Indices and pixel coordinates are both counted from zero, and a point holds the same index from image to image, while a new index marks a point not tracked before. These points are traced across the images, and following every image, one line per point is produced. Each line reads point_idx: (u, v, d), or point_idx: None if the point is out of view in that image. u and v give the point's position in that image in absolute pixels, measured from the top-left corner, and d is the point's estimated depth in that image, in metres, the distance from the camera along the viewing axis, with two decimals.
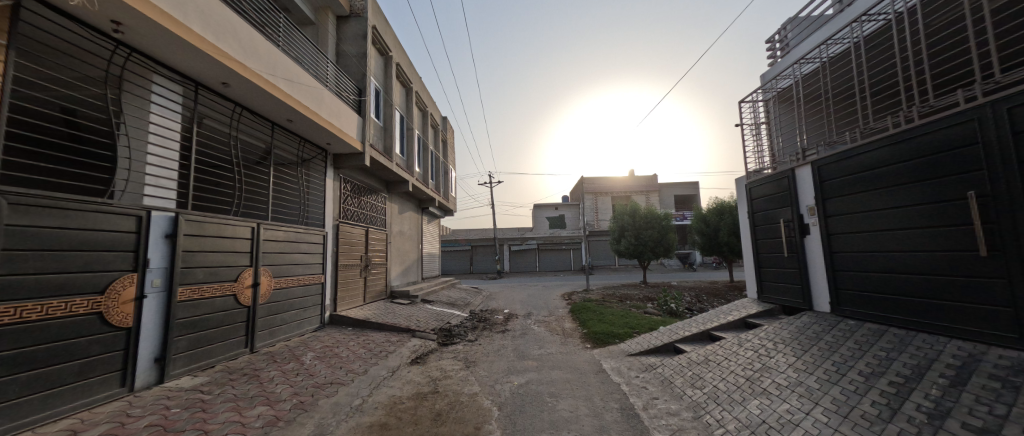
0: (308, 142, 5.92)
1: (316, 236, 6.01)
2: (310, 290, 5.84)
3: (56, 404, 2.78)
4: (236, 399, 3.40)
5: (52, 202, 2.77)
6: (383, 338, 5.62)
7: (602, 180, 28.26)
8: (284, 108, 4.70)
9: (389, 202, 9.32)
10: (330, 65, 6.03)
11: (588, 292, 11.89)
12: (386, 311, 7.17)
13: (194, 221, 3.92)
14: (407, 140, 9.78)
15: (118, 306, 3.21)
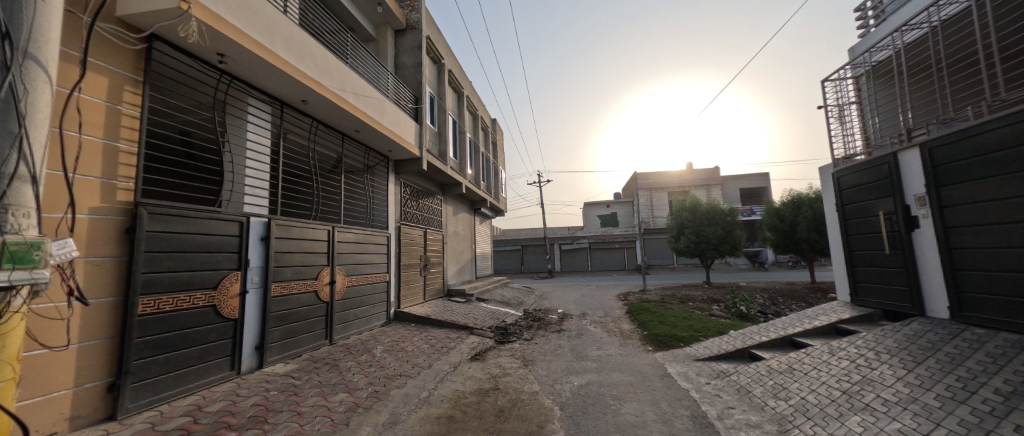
0: (373, 150, 6.38)
1: (381, 237, 6.46)
2: (377, 288, 6.28)
3: (184, 383, 3.30)
4: (321, 385, 3.77)
5: (177, 212, 3.28)
6: (444, 334, 5.87)
7: (656, 175, 26.94)
8: (353, 120, 5.12)
9: (444, 204, 9.71)
10: (390, 76, 6.43)
11: (645, 293, 11.39)
12: (444, 308, 7.49)
13: (283, 226, 4.41)
14: (459, 143, 10.14)
15: (227, 300, 3.71)
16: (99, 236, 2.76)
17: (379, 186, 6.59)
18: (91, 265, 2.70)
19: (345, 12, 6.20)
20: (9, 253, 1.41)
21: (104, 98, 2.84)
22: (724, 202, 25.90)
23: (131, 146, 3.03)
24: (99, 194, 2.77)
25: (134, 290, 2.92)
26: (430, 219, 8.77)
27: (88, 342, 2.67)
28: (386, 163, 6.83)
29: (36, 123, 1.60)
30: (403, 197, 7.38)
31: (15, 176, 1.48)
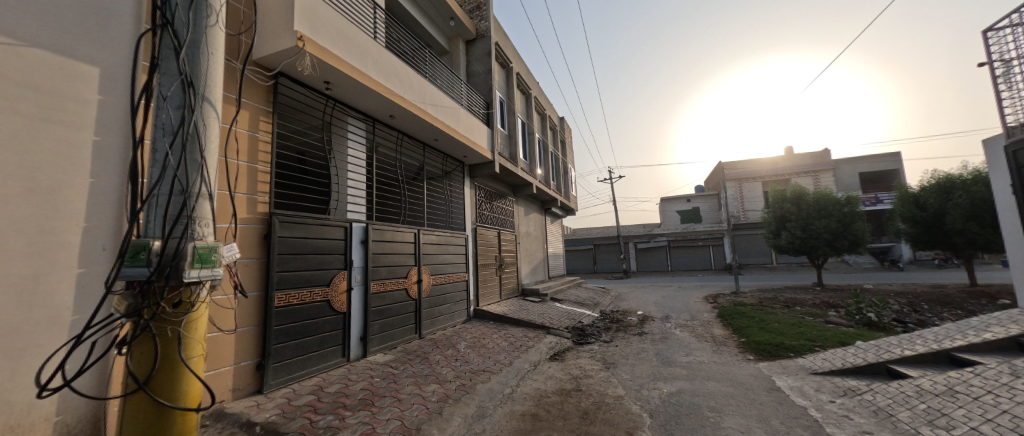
0: (450, 157, 6.82)
1: (459, 238, 6.84)
2: (458, 286, 6.67)
3: (309, 366, 3.89)
4: (415, 375, 4.12)
5: (299, 220, 3.89)
6: (521, 333, 6.00)
7: (744, 163, 24.24)
8: (432, 130, 5.52)
9: (516, 205, 9.93)
10: (463, 85, 6.80)
11: (739, 295, 10.26)
12: (520, 307, 7.66)
13: (378, 230, 4.92)
14: (529, 144, 10.32)
15: (338, 296, 4.26)
16: (247, 241, 3.42)
17: (456, 190, 6.99)
18: (243, 264, 3.35)
19: (423, 30, 6.76)
20: (196, 255, 1.78)
21: (247, 128, 3.51)
22: (837, 190, 22.09)
23: (267, 166, 3.69)
24: (246, 207, 3.43)
25: (271, 286, 3.54)
26: (503, 220, 9.03)
27: (243, 328, 3.34)
28: (462, 169, 7.24)
29: (207, 153, 1.88)
30: (478, 200, 7.74)
31: (199, 194, 1.82)
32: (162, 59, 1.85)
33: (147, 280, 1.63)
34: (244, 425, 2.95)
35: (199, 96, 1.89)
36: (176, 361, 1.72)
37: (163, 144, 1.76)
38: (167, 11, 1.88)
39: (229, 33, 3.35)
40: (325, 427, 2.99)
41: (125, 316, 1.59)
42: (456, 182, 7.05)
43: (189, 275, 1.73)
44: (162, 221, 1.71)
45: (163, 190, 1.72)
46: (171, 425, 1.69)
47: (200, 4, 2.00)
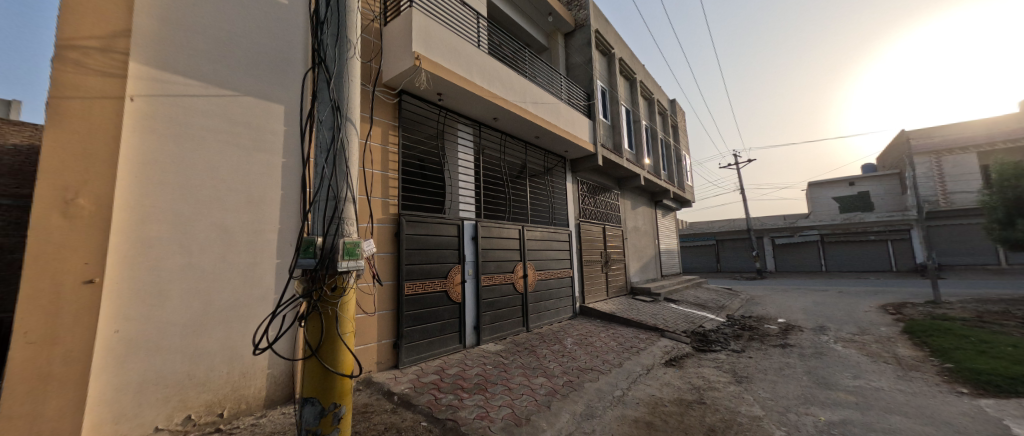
0: (551, 153, 6.88)
1: (562, 234, 6.84)
2: (563, 282, 6.70)
3: (433, 349, 4.40)
4: (524, 367, 4.28)
5: (421, 219, 4.42)
6: (632, 334, 5.76)
7: (941, 130, 18.41)
8: (534, 128, 5.64)
9: (622, 199, 9.59)
10: (563, 79, 6.77)
11: (938, 306, 7.79)
12: (629, 307, 7.33)
13: (486, 226, 5.24)
14: (635, 132, 9.85)
15: (454, 287, 4.70)
16: (382, 238, 4.03)
17: (558, 185, 7.00)
18: (379, 258, 3.96)
19: (522, 31, 7.04)
20: (345, 249, 2.09)
21: (379, 142, 4.13)
22: None
23: (396, 173, 4.30)
24: (380, 209, 4.05)
25: (401, 276, 4.12)
26: (608, 214, 8.71)
27: (381, 311, 3.96)
28: (563, 165, 7.23)
29: (349, 163, 2.19)
30: (580, 195, 7.62)
31: (346, 198, 2.14)
32: (319, 90, 2.25)
33: (314, 269, 2.00)
34: (385, 393, 3.51)
35: (343, 116, 2.20)
36: (335, 336, 2.08)
37: (321, 161, 2.15)
38: (322, 52, 2.29)
39: (364, 62, 3.98)
40: (448, 405, 3.31)
41: (303, 296, 1.98)
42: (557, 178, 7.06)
43: (342, 266, 2.07)
44: (323, 220, 2.08)
45: (322, 196, 2.09)
46: (333, 387, 2.06)
47: (343, 40, 2.34)
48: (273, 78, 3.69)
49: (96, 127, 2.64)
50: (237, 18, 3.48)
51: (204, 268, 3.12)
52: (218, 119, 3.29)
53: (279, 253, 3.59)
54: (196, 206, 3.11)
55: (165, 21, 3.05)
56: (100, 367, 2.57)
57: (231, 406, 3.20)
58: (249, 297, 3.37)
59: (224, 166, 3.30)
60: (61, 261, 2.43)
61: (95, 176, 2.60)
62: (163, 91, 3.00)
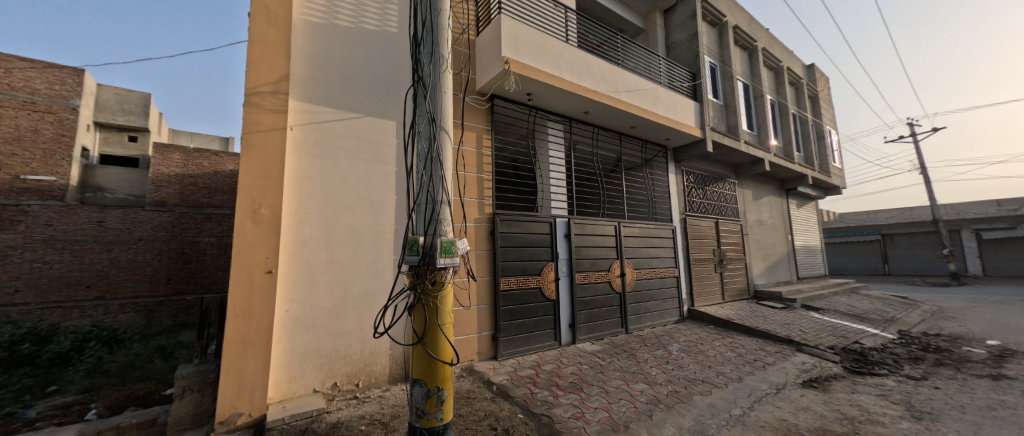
0: (648, 143, 6.53)
1: (664, 231, 6.40)
2: (666, 282, 6.27)
3: (529, 343, 4.58)
4: (623, 370, 4.11)
5: (514, 218, 4.61)
6: (755, 345, 5.10)
7: None
8: (629, 117, 5.37)
9: (738, 188, 8.60)
10: (662, 60, 6.26)
11: None
12: (753, 313, 6.64)
13: (579, 224, 5.16)
14: (755, 110, 8.73)
15: (547, 284, 4.78)
16: (479, 236, 4.33)
17: (659, 177, 6.69)
18: (477, 255, 4.27)
19: (616, 18, 6.81)
20: (442, 248, 2.23)
21: (474, 146, 4.43)
22: None
23: (489, 175, 4.55)
24: (476, 209, 4.34)
25: (496, 273, 4.36)
26: (721, 207, 8.05)
27: (480, 305, 4.26)
28: (664, 153, 6.82)
29: (444, 167, 2.31)
30: (685, 187, 7.12)
31: (442, 201, 2.26)
32: (420, 104, 2.46)
33: (418, 265, 2.21)
34: (485, 382, 3.73)
35: (439, 126, 2.36)
36: (436, 326, 2.26)
37: (422, 168, 2.33)
38: (420, 71, 2.50)
39: (457, 72, 4.28)
40: (543, 401, 3.34)
41: (410, 288, 2.23)
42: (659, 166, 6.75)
43: (440, 262, 2.21)
44: (424, 221, 2.26)
45: (424, 199, 2.27)
46: (436, 373, 2.22)
47: (437, 55, 2.50)
48: (388, 98, 4.25)
49: (269, 153, 3.42)
50: (358, 50, 4.10)
51: (342, 262, 3.79)
52: (347, 138, 3.94)
53: (396, 251, 4.13)
54: (335, 211, 3.80)
55: (311, 63, 3.80)
56: (278, 337, 3.39)
57: (364, 379, 3.81)
58: (375, 287, 3.97)
59: (353, 177, 3.94)
60: (248, 258, 3.22)
61: (269, 191, 3.37)
62: (313, 119, 3.75)
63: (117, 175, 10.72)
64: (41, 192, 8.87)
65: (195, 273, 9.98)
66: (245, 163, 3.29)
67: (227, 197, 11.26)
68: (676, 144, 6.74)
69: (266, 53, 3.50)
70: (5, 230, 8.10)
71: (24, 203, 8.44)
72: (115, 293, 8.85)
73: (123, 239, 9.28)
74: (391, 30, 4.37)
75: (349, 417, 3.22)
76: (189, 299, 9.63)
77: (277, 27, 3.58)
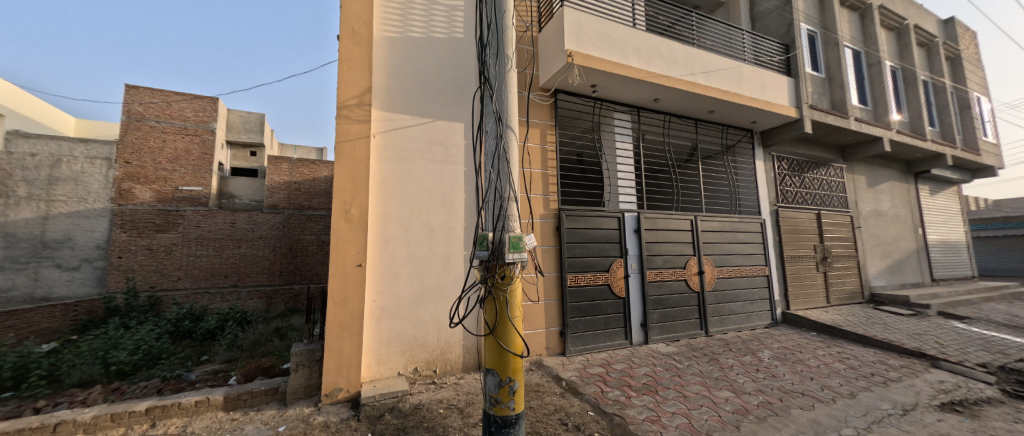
0: (730, 127, 5.98)
1: (749, 225, 5.82)
2: (755, 282, 5.71)
3: (598, 341, 4.52)
4: (703, 376, 3.81)
5: (581, 213, 4.60)
6: (873, 357, 4.37)
7: None
8: (707, 100, 4.95)
9: (846, 174, 7.42)
10: (746, 34, 5.62)
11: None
12: (869, 320, 5.71)
13: (650, 218, 4.99)
14: (868, 82, 7.46)
15: (616, 281, 4.70)
16: (545, 232, 4.38)
17: (744, 165, 6.15)
18: (544, 251, 4.33)
19: None
20: (510, 243, 2.21)
21: (539, 142, 4.47)
22: None
23: (554, 170, 4.54)
24: (542, 205, 4.39)
25: (563, 269, 4.37)
26: (824, 197, 7.06)
27: (547, 300, 4.32)
28: (750, 135, 6.20)
29: (511, 165, 2.29)
30: (778, 175, 6.42)
31: (509, 197, 2.25)
32: (486, 104, 2.48)
33: (487, 260, 2.22)
34: (554, 377, 3.75)
35: (505, 125, 2.35)
36: (506, 319, 2.26)
37: (489, 166, 2.34)
38: (486, 72, 2.53)
39: (521, 71, 4.36)
40: (614, 400, 3.24)
41: (481, 282, 2.25)
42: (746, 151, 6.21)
43: (508, 257, 2.20)
44: (493, 218, 2.26)
45: (492, 197, 2.28)
46: (507, 364, 2.25)
47: (502, 54, 2.48)
48: (456, 102, 4.47)
49: (357, 159, 3.82)
50: (429, 59, 4.37)
51: (420, 257, 4.10)
52: (421, 142, 4.23)
53: (466, 246, 4.34)
54: (412, 210, 4.11)
55: (388, 75, 4.15)
56: (369, 324, 3.79)
57: (440, 366, 4.08)
58: (448, 281, 4.22)
59: (427, 178, 4.22)
60: (342, 254, 3.64)
61: (358, 193, 3.77)
62: (391, 126, 4.09)
63: (245, 185, 12.83)
64: (191, 199, 10.93)
65: (300, 267, 11.77)
66: (338, 169, 3.73)
67: (322, 200, 12.91)
68: (764, 129, 6.16)
69: (352, 69, 3.91)
70: (169, 231, 10.35)
71: (181, 210, 10.63)
72: (244, 282, 10.82)
73: (248, 237, 11.24)
74: (457, 36, 4.58)
75: (429, 400, 3.48)
76: (297, 287, 11.43)
77: (361, 46, 3.98)
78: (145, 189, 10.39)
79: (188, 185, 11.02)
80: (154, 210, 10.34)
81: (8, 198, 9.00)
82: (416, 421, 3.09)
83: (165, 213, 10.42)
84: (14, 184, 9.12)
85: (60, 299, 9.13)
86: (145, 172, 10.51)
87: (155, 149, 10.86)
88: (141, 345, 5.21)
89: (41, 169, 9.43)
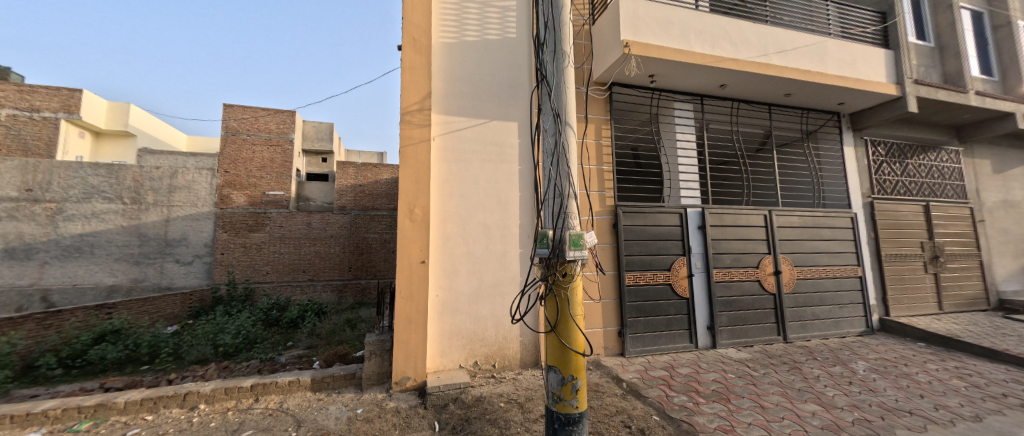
0: (811, 112, 5.52)
1: (835, 220, 5.40)
2: (842, 284, 5.27)
3: (661, 343, 4.34)
4: (783, 386, 3.47)
5: (639, 210, 4.45)
6: (1005, 375, 3.70)
7: None
8: (783, 82, 4.53)
9: (962, 158, 6.34)
10: (830, 5, 5.04)
11: None
12: (998, 331, 4.84)
13: (716, 214, 4.74)
14: (993, 48, 6.30)
15: (679, 281, 4.48)
16: (602, 229, 4.30)
17: (828, 152, 5.70)
18: (601, 248, 4.26)
19: None
20: (571, 241, 2.10)
21: (594, 138, 4.40)
22: None
23: (610, 166, 4.42)
24: (599, 202, 4.32)
25: (622, 267, 4.26)
26: (934, 186, 6.12)
27: (605, 299, 4.23)
28: (837, 117, 5.68)
29: (569, 162, 2.20)
30: (873, 162, 5.79)
31: (568, 194, 2.14)
32: (544, 102, 2.42)
33: (548, 258, 2.14)
34: (614, 378, 3.66)
35: (563, 122, 2.26)
36: (567, 316, 2.15)
37: (548, 163, 2.28)
38: (543, 71, 2.45)
39: (578, 66, 4.34)
40: (682, 406, 3.05)
41: (541, 280, 2.17)
42: (830, 137, 5.73)
43: (569, 256, 2.09)
44: (552, 215, 2.18)
45: (550, 195, 2.18)
46: (570, 363, 2.13)
47: (559, 50, 2.41)
48: (511, 101, 4.53)
49: (419, 162, 4.03)
50: (484, 62, 4.47)
51: (478, 255, 4.22)
52: (478, 143, 4.35)
53: (522, 244, 4.38)
54: (469, 208, 4.24)
55: (446, 79, 4.31)
56: (433, 317, 3.99)
57: (498, 361, 4.17)
58: (505, 278, 4.29)
59: (484, 178, 4.33)
60: (407, 252, 3.87)
61: (420, 194, 3.97)
62: (449, 129, 4.25)
63: (318, 189, 14.19)
64: (276, 202, 12.61)
65: (366, 263, 12.71)
66: (402, 172, 3.96)
67: (384, 201, 13.79)
68: (853, 111, 5.64)
69: (413, 76, 4.12)
70: (259, 231, 11.84)
71: (268, 212, 12.04)
72: (319, 276, 12.04)
73: (322, 236, 12.41)
74: (511, 36, 4.62)
75: (491, 393, 3.58)
76: (364, 282, 12.42)
77: (421, 54, 4.18)
78: (240, 194, 12.10)
79: (273, 190, 12.73)
80: (248, 212, 11.86)
81: (142, 204, 10.92)
82: (479, 412, 3.19)
83: (256, 215, 11.91)
84: (144, 193, 10.99)
85: (179, 289, 10.83)
86: (239, 179, 12.27)
87: (248, 159, 12.72)
88: (241, 330, 6.01)
89: (163, 180, 11.21)
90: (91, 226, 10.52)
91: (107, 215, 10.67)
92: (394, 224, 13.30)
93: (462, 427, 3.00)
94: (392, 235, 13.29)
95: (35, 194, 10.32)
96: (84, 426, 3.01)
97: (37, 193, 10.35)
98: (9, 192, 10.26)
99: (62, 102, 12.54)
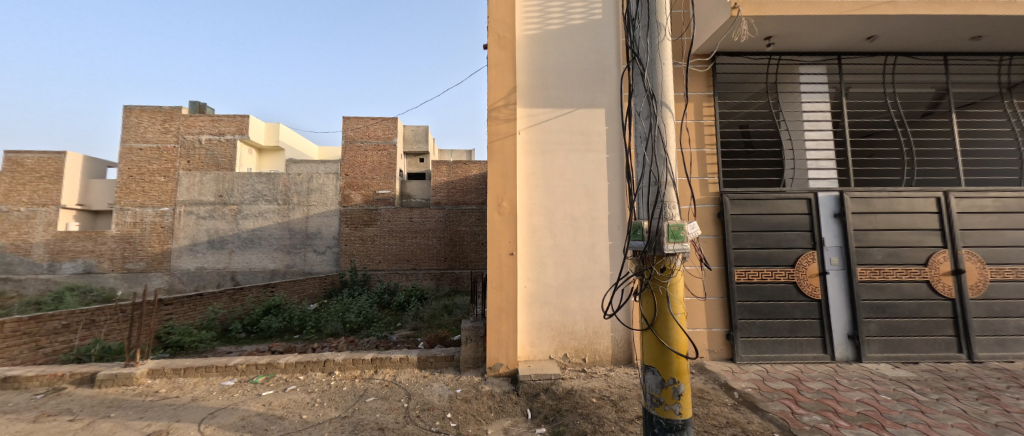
0: (1017, 57, 4.12)
1: None
2: None
3: (783, 351, 3.74)
4: (967, 418, 2.65)
5: (752, 197, 3.87)
6: None
7: None
8: (967, 21, 3.44)
9: None
10: None
11: None
12: None
13: (860, 199, 3.87)
14: None
15: (807, 279, 3.78)
16: (705, 220, 3.87)
17: None
18: (703, 240, 3.85)
19: None
20: (670, 232, 1.89)
21: (694, 117, 3.98)
22: None
23: (714, 148, 3.94)
24: (701, 189, 3.89)
25: (730, 262, 3.78)
26: None
27: (710, 297, 3.80)
28: None
29: (667, 146, 2.00)
30: None
31: (668, 182, 1.95)
32: (635, 84, 2.20)
33: (644, 251, 1.96)
34: (722, 385, 3.28)
35: (658, 102, 2.04)
36: (667, 314, 1.96)
37: (641, 150, 2.08)
38: (634, 50, 2.23)
39: (676, 39, 3.97)
40: (814, 426, 2.54)
41: (636, 274, 2.02)
42: None
43: (667, 249, 1.89)
44: (647, 205, 2.01)
45: (644, 184, 2.01)
46: (672, 364, 1.94)
47: (654, 25, 2.18)
48: (599, 87, 4.34)
49: (507, 156, 4.13)
50: (568, 50, 4.36)
51: (566, 247, 4.17)
52: (565, 133, 4.27)
53: (612, 236, 4.19)
54: (556, 200, 4.21)
55: (530, 72, 4.33)
56: (523, 308, 4.10)
57: (589, 355, 4.08)
58: (595, 271, 4.16)
59: (569, 168, 4.24)
60: (497, 244, 4.03)
61: (508, 188, 4.07)
62: (534, 121, 4.27)
63: (419, 186, 15.06)
64: (385, 199, 13.93)
65: (459, 254, 13.72)
66: (491, 167, 4.12)
67: (473, 196, 14.44)
68: None
69: (499, 73, 4.22)
70: (372, 225, 13.73)
71: (379, 209, 13.82)
72: (420, 265, 13.48)
73: (422, 230, 13.80)
74: (596, 17, 4.42)
75: (582, 387, 3.52)
76: (457, 272, 13.48)
77: (505, 49, 4.25)
78: (357, 194, 13.96)
79: (382, 189, 14.10)
80: (363, 209, 13.82)
81: (291, 205, 13.79)
82: (570, 405, 3.17)
83: (369, 212, 13.82)
84: (291, 195, 13.83)
85: (317, 273, 13.25)
86: (356, 181, 14.10)
87: (362, 163, 14.33)
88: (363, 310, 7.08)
89: (303, 184, 13.90)
90: (258, 222, 13.65)
91: (269, 214, 13.71)
92: (483, 217, 14.00)
93: (554, 418, 3.03)
94: (481, 228, 14.05)
95: (225, 199, 13.82)
96: (260, 379, 3.87)
97: (225, 198, 13.85)
98: (209, 198, 13.80)
99: (237, 126, 15.05)
